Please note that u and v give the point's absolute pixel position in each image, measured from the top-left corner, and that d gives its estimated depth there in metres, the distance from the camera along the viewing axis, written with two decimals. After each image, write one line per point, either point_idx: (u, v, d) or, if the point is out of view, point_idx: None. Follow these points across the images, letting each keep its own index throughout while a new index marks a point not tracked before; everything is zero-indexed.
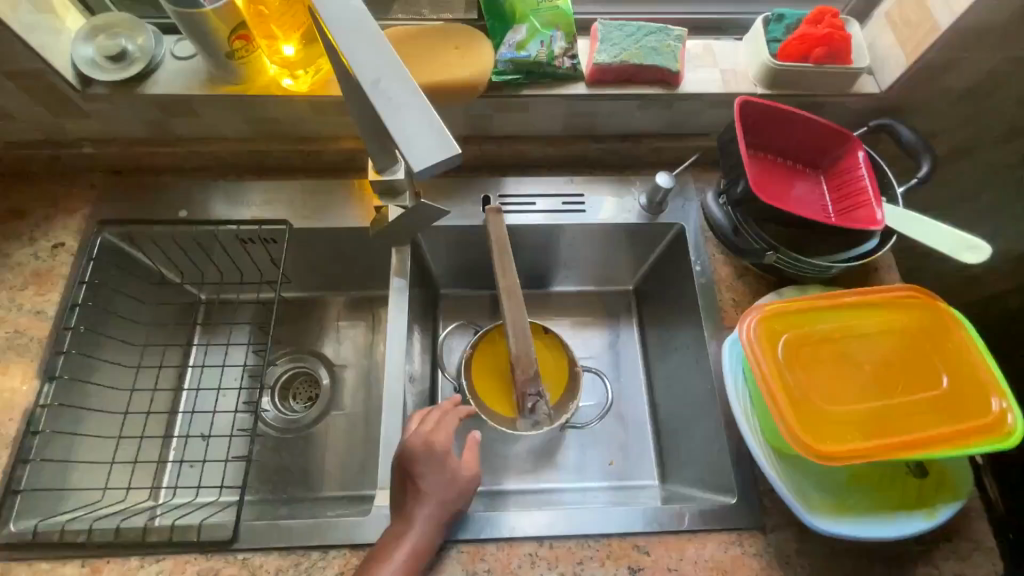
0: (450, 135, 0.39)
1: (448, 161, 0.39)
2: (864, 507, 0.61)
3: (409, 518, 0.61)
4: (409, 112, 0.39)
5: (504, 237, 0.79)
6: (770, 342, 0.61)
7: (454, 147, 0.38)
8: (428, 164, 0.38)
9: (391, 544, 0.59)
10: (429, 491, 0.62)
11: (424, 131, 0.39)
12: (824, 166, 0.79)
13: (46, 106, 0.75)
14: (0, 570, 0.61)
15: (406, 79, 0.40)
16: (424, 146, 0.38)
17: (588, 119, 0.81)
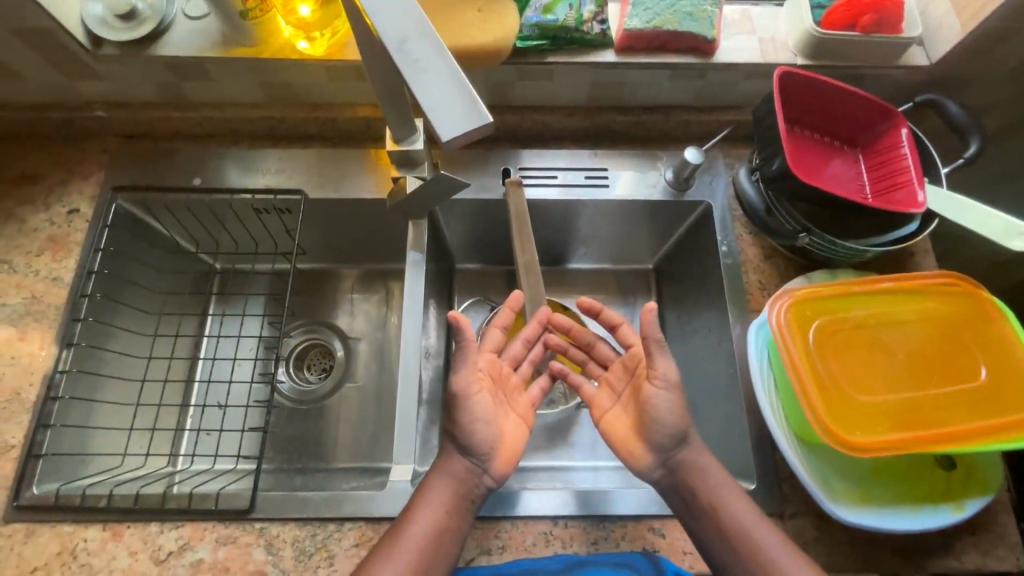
0: (480, 101, 0.36)
1: (478, 130, 0.36)
2: (889, 499, 0.60)
3: (427, 495, 0.60)
4: (436, 76, 0.36)
5: (524, 211, 0.77)
6: (801, 328, 0.59)
7: (485, 115, 0.36)
8: (457, 134, 0.35)
9: (411, 514, 0.59)
10: (452, 466, 0.61)
11: (452, 97, 0.36)
12: (865, 143, 0.75)
13: (56, 67, 0.73)
14: (27, 531, 0.63)
15: (435, 40, 0.37)
16: (452, 113, 0.36)
17: (615, 89, 0.77)
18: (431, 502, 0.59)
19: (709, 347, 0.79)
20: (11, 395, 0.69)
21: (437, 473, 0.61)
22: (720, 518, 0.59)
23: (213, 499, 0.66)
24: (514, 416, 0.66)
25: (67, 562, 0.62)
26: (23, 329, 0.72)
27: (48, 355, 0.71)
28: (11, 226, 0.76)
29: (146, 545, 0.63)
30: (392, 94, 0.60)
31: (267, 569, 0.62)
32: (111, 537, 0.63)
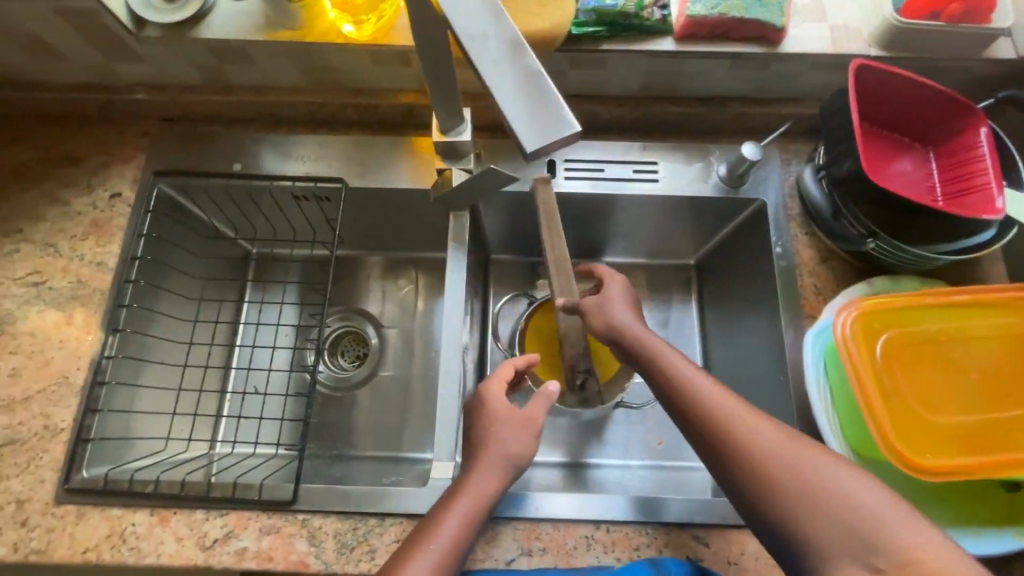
0: (566, 110, 0.36)
1: (564, 141, 0.36)
2: (948, 520, 0.58)
3: (466, 489, 0.54)
4: (518, 82, 0.36)
5: (553, 208, 0.72)
6: (867, 341, 0.56)
7: (572, 125, 0.35)
8: (543, 144, 0.35)
9: (446, 507, 0.53)
10: (489, 462, 0.56)
11: (536, 107, 0.36)
12: (938, 141, 0.70)
13: (100, 49, 0.72)
14: (78, 514, 0.64)
15: (520, 45, 0.37)
16: (538, 124, 0.35)
17: (670, 78, 0.73)
18: (468, 494, 0.54)
19: (756, 351, 0.76)
20: (60, 378, 0.69)
21: (479, 465, 0.56)
22: (804, 501, 0.44)
23: (256, 489, 0.66)
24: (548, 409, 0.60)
25: (117, 545, 0.63)
26: (70, 313, 0.72)
27: (94, 340, 0.71)
28: (54, 209, 0.76)
29: (192, 531, 0.64)
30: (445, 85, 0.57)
31: (309, 560, 0.63)
32: (158, 522, 0.64)
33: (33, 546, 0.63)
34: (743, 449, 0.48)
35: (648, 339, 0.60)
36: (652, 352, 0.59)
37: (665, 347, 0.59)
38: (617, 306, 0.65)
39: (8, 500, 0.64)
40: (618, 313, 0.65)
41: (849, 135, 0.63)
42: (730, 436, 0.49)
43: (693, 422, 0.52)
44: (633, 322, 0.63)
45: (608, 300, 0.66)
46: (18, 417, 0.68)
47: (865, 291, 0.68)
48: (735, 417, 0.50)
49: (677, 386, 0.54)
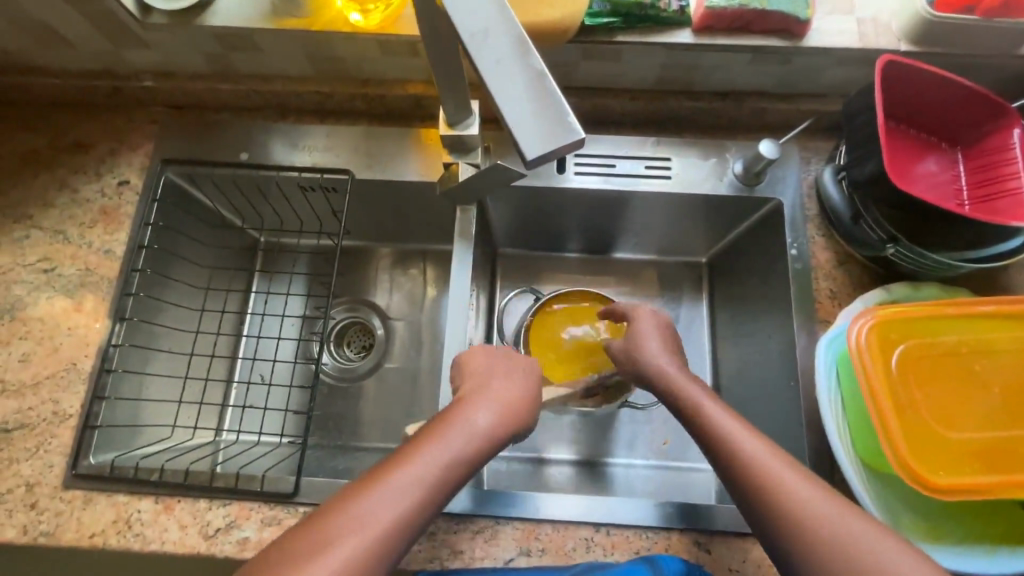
0: (571, 114, 0.34)
1: (568, 146, 0.35)
2: (960, 538, 0.56)
3: (436, 442, 0.50)
4: (518, 84, 0.35)
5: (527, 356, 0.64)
6: (883, 352, 0.54)
7: (576, 130, 0.34)
8: (544, 150, 0.34)
9: (417, 452, 0.49)
10: (462, 426, 0.53)
11: (539, 109, 0.34)
12: (968, 141, 0.67)
13: (108, 36, 0.71)
14: (85, 499, 0.65)
15: (523, 45, 0.35)
16: (541, 128, 0.34)
17: (686, 71, 0.71)
18: (434, 454, 0.49)
19: (767, 355, 0.74)
20: (68, 365, 0.70)
21: (448, 428, 0.52)
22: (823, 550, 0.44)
23: (258, 481, 0.67)
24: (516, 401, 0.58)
25: (122, 531, 0.64)
26: (79, 300, 0.73)
27: (102, 327, 0.72)
28: (64, 195, 0.77)
29: (195, 520, 0.65)
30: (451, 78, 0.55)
31: None
32: (163, 509, 0.65)
33: (41, 529, 0.64)
34: (768, 492, 0.47)
35: (681, 382, 0.60)
36: (682, 397, 0.58)
37: (699, 388, 0.58)
38: (653, 347, 0.65)
39: (18, 483, 0.65)
40: (654, 354, 0.64)
41: (873, 136, 0.60)
42: (755, 478, 0.48)
43: (722, 464, 0.52)
44: (667, 360, 0.63)
45: (644, 342, 0.65)
46: (28, 402, 0.69)
47: (883, 298, 0.65)
48: (760, 460, 0.49)
49: (708, 429, 0.54)
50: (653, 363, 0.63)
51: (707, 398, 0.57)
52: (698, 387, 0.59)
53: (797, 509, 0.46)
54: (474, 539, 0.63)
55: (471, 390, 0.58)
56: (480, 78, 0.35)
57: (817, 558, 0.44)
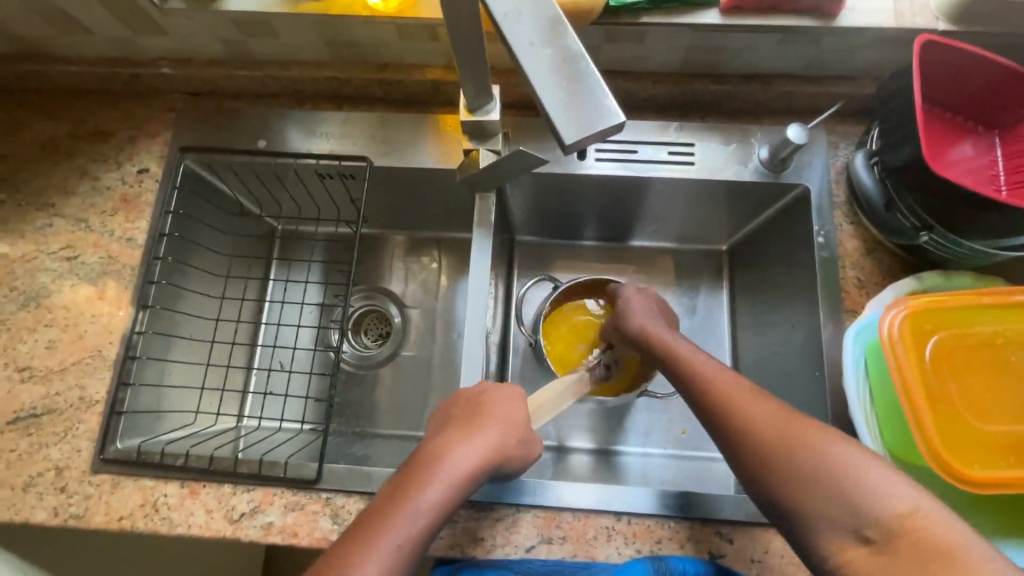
0: (611, 98, 0.34)
1: (608, 131, 0.34)
2: (991, 531, 0.55)
3: (425, 492, 0.49)
4: (554, 67, 0.34)
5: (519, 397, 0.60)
6: (916, 343, 0.53)
7: (617, 115, 0.33)
8: (581, 136, 0.33)
9: (411, 493, 0.49)
10: (449, 472, 0.51)
11: (578, 94, 0.34)
12: (1006, 124, 0.65)
13: (126, 22, 0.71)
14: (113, 483, 0.66)
15: (560, 27, 0.34)
16: (579, 114, 0.33)
17: (711, 54, 0.69)
18: (432, 495, 0.49)
19: (790, 345, 0.73)
20: (93, 352, 0.71)
21: (434, 474, 0.50)
22: (807, 477, 0.45)
23: (281, 467, 0.68)
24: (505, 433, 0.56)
25: (149, 514, 0.65)
26: (102, 287, 0.73)
27: (125, 315, 0.72)
28: (85, 184, 0.77)
29: (220, 504, 0.66)
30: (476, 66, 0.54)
31: (332, 537, 0.64)
32: (188, 494, 0.66)
33: (71, 511, 0.65)
34: (745, 426, 0.50)
35: (663, 339, 0.63)
36: (665, 350, 0.61)
37: (680, 340, 0.62)
38: (642, 316, 0.69)
39: (48, 467, 0.67)
40: (644, 320, 0.68)
41: (908, 119, 0.58)
42: (731, 411, 0.51)
43: (698, 400, 0.55)
44: (654, 324, 0.67)
45: (633, 312, 0.70)
46: (55, 388, 0.70)
47: (914, 287, 0.64)
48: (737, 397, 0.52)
49: (684, 371, 0.58)
50: (639, 327, 0.67)
51: (687, 348, 0.60)
52: (680, 339, 0.62)
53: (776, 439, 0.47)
54: (495, 527, 0.63)
55: (459, 421, 0.57)
56: (516, 61, 0.34)
57: (809, 489, 0.44)
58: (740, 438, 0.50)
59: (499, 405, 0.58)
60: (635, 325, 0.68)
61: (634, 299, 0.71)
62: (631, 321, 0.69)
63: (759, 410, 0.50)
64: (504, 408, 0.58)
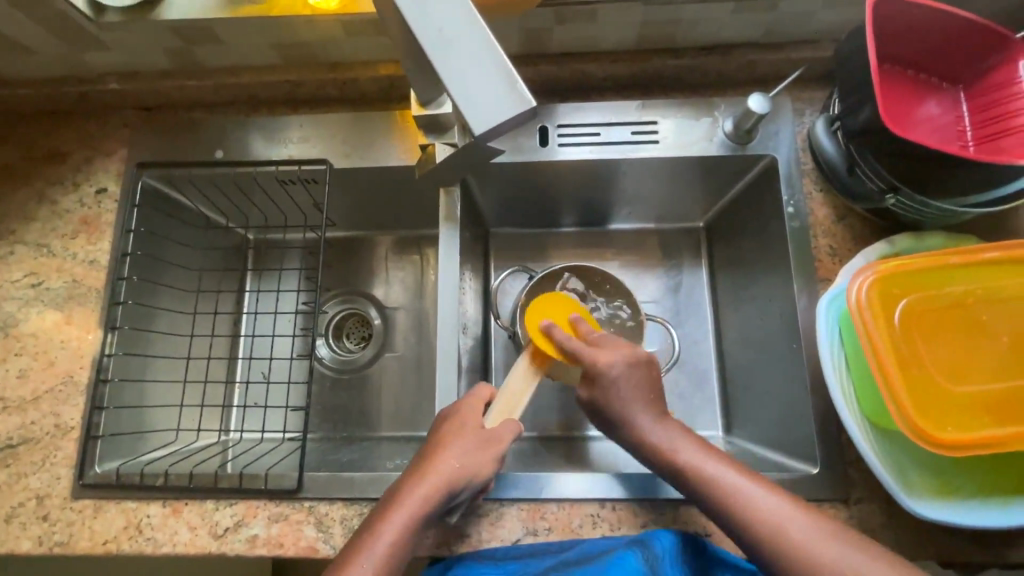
0: (521, 82, 0.36)
1: (521, 114, 0.36)
2: (973, 491, 0.55)
3: (387, 521, 0.52)
4: (464, 55, 0.36)
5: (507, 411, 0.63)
6: (884, 308, 0.53)
7: (528, 100, 0.36)
8: (497, 122, 0.35)
9: (376, 523, 0.52)
10: (407, 501, 0.53)
11: (489, 81, 0.36)
12: (970, 78, 0.63)
13: (68, 38, 0.69)
14: (95, 508, 0.66)
15: (466, 18, 0.36)
16: (492, 101, 0.35)
17: (665, 28, 0.68)
18: (392, 525, 0.52)
19: (769, 318, 0.72)
20: (65, 377, 0.70)
21: (394, 504, 0.53)
22: None
23: (262, 479, 0.67)
24: (477, 446, 0.57)
25: (134, 536, 0.64)
26: (68, 312, 0.72)
27: (95, 338, 0.72)
28: (43, 208, 0.76)
29: (204, 521, 0.65)
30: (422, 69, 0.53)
31: (319, 545, 0.64)
32: (171, 513, 0.65)
33: (56, 539, 0.65)
34: (766, 534, 0.49)
35: (657, 437, 0.57)
36: (662, 450, 0.56)
37: (669, 429, 0.57)
38: (629, 406, 0.59)
39: (28, 497, 0.66)
40: (637, 416, 0.58)
41: (863, 80, 0.57)
42: (759, 528, 0.49)
43: (716, 509, 0.52)
44: (649, 421, 0.58)
45: (619, 402, 0.59)
46: (30, 417, 0.69)
47: (885, 251, 0.63)
48: (758, 506, 0.50)
49: (685, 471, 0.55)
50: (631, 423, 0.58)
51: (683, 442, 0.56)
52: (670, 426, 0.58)
53: (785, 543, 0.48)
54: (480, 523, 0.63)
55: (435, 442, 0.57)
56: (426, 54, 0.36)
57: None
58: (759, 545, 0.49)
59: (451, 425, 0.59)
60: (629, 423, 0.58)
61: (616, 381, 0.59)
62: (619, 412, 0.59)
63: (788, 522, 0.49)
64: (475, 420, 0.59)
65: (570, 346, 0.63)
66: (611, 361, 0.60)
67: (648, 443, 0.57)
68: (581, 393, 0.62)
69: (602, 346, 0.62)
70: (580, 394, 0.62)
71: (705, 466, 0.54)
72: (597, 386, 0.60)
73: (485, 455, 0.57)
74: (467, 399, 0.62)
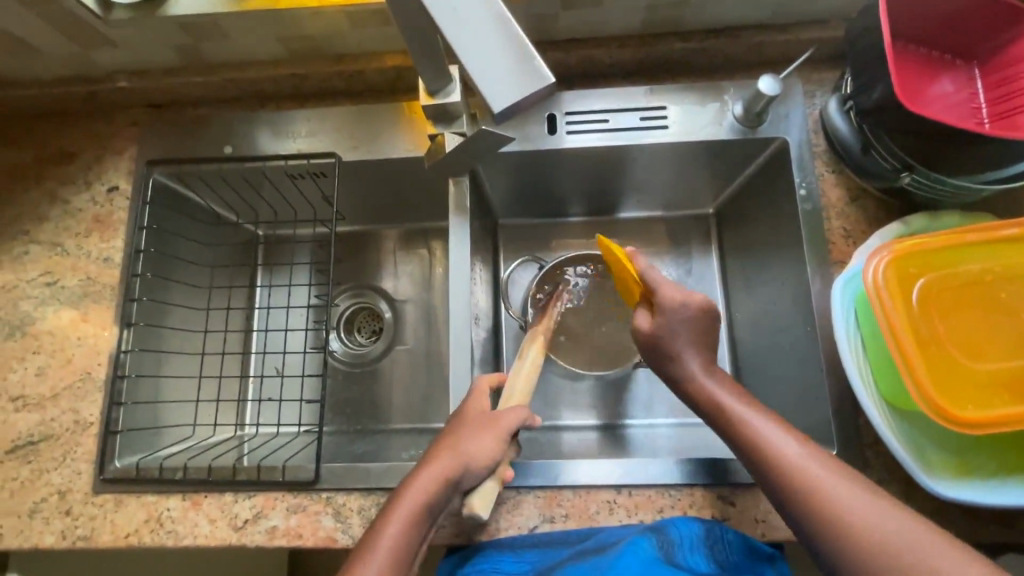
0: (538, 59, 0.36)
1: (540, 91, 0.36)
2: (993, 471, 0.55)
3: (392, 515, 0.54)
4: (480, 34, 0.36)
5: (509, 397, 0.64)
6: (902, 287, 0.52)
7: (546, 77, 0.36)
8: (517, 100, 0.35)
9: (386, 514, 0.54)
10: (415, 487, 0.55)
11: (508, 59, 0.36)
12: (984, 54, 0.62)
13: (76, 36, 0.70)
14: (116, 502, 0.66)
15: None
16: (510, 79, 0.35)
17: (671, 11, 0.67)
18: (397, 517, 0.53)
19: (782, 303, 0.72)
20: (83, 374, 0.71)
21: (404, 492, 0.55)
22: (835, 523, 0.45)
23: (280, 471, 0.68)
24: (482, 432, 0.58)
25: (155, 529, 0.65)
26: (84, 310, 0.73)
27: (111, 335, 0.72)
28: (56, 207, 0.76)
29: (223, 513, 0.66)
30: (431, 56, 0.52)
31: (337, 536, 0.64)
32: (191, 505, 0.66)
33: (79, 533, 0.66)
34: (784, 476, 0.48)
35: (706, 380, 0.58)
36: (707, 392, 0.57)
37: (718, 377, 0.58)
38: (685, 347, 0.59)
39: (51, 492, 0.67)
40: (687, 357, 0.59)
41: (877, 57, 0.56)
42: (769, 459, 0.50)
43: (740, 448, 0.53)
44: (698, 366, 0.58)
45: (676, 342, 0.59)
46: (49, 414, 0.70)
47: (900, 232, 0.62)
48: (782, 449, 0.50)
49: (724, 411, 0.55)
50: (681, 365, 0.59)
51: (728, 388, 0.56)
52: (718, 374, 0.58)
53: (799, 481, 0.48)
54: (497, 511, 0.63)
55: (444, 434, 0.59)
56: (441, 34, 0.36)
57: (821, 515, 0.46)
58: (779, 488, 0.49)
59: (457, 418, 0.60)
60: (679, 365, 0.59)
61: (683, 324, 0.59)
62: (674, 354, 0.59)
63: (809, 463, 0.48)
64: (478, 409, 0.61)
65: (652, 274, 0.61)
66: (688, 297, 0.59)
67: (695, 387, 0.58)
68: (641, 324, 0.61)
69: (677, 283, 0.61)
70: (640, 327, 0.61)
71: (740, 409, 0.54)
72: (662, 317, 0.60)
73: (487, 441, 0.57)
74: (472, 398, 0.62)
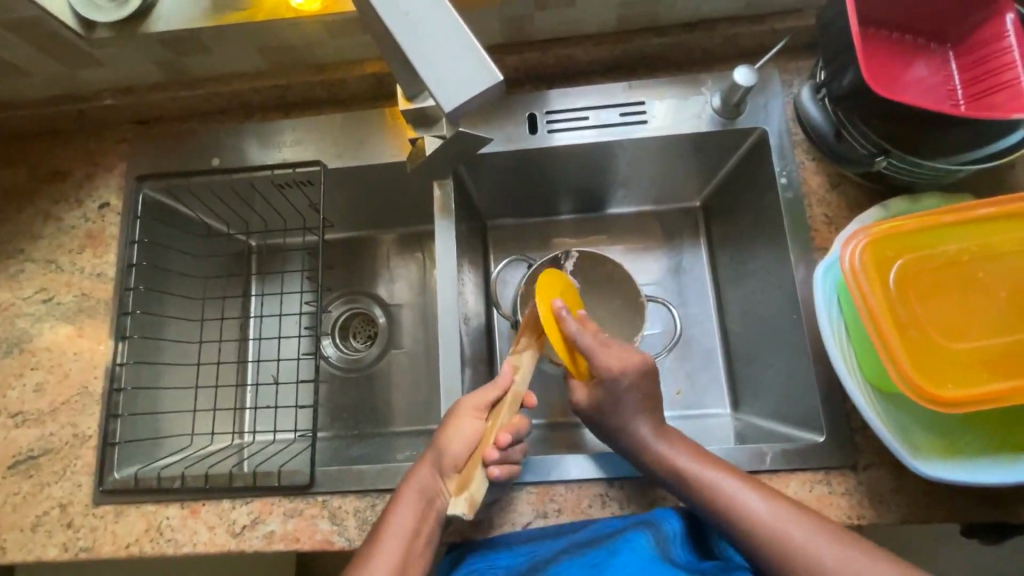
0: (488, 58, 0.37)
1: (490, 87, 0.37)
2: (980, 449, 0.55)
3: (395, 508, 0.56)
4: (429, 35, 0.37)
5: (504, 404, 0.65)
6: (880, 271, 0.53)
7: (494, 74, 0.37)
8: (466, 96, 0.36)
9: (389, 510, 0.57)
10: (414, 480, 0.57)
11: (457, 59, 0.37)
12: (957, 36, 0.63)
13: (64, 57, 0.71)
14: (116, 513, 0.67)
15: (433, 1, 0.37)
16: (461, 79, 0.37)
17: (644, 8, 0.68)
18: (401, 504, 0.56)
19: (769, 292, 0.72)
20: (80, 389, 0.72)
21: (403, 486, 0.57)
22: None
23: (275, 476, 0.68)
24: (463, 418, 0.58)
25: (155, 537, 0.66)
26: (79, 325, 0.74)
27: (106, 348, 0.73)
28: (50, 226, 0.78)
29: (221, 520, 0.66)
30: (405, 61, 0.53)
31: (334, 538, 0.65)
32: (189, 514, 0.67)
33: (80, 545, 0.66)
34: (760, 533, 0.52)
35: (659, 445, 0.59)
36: (661, 457, 0.58)
37: (671, 440, 0.59)
38: (631, 417, 0.60)
39: (52, 505, 0.68)
40: (636, 424, 0.60)
41: (846, 43, 0.57)
42: (753, 527, 0.52)
43: (713, 513, 0.55)
44: (646, 429, 0.60)
45: (623, 412, 0.60)
46: (49, 428, 0.71)
47: (880, 216, 0.63)
48: (759, 513, 0.52)
49: (688, 480, 0.56)
50: (630, 431, 0.60)
51: (680, 449, 0.58)
52: (671, 437, 0.59)
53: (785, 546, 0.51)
54: (491, 509, 0.64)
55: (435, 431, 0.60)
56: (393, 38, 0.37)
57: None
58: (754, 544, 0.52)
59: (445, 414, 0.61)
60: (628, 432, 0.60)
61: (624, 389, 0.60)
62: (619, 422, 0.60)
63: (787, 527, 0.51)
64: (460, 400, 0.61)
65: (581, 341, 0.60)
66: (623, 367, 0.60)
67: (650, 452, 0.59)
68: (580, 396, 0.63)
69: (611, 347, 0.61)
70: (579, 400, 0.63)
71: (705, 473, 0.56)
72: (603, 388, 0.60)
73: (460, 424, 0.58)
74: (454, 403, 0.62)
